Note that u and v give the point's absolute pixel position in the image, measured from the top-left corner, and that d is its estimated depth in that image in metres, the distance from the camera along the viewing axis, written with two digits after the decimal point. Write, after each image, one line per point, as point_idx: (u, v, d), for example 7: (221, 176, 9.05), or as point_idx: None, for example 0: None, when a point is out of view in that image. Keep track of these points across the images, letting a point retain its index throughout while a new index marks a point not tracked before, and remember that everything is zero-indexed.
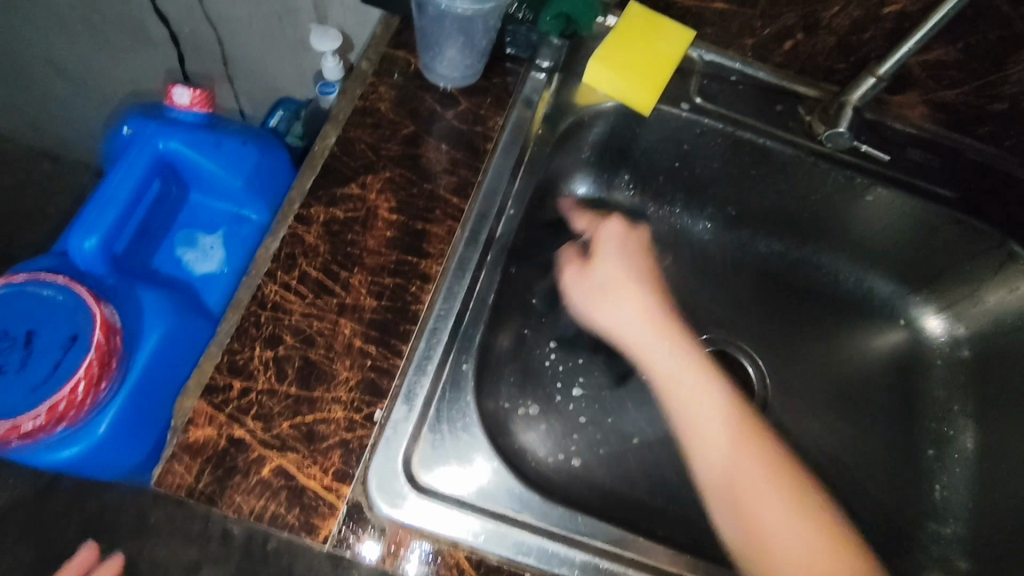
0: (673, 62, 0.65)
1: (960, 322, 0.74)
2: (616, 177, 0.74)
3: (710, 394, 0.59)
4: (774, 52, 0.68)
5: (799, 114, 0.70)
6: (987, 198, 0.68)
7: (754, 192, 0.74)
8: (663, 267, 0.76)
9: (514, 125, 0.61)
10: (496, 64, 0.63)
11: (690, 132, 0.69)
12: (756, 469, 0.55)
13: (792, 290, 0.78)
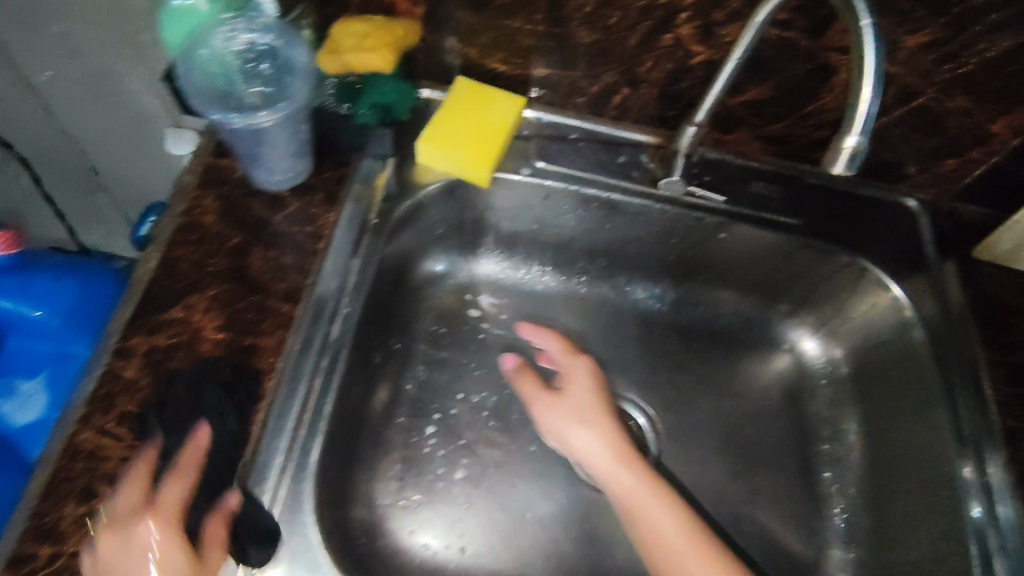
0: (503, 131, 0.65)
1: (833, 342, 0.75)
2: (478, 248, 0.74)
3: (669, 501, 0.59)
4: (607, 107, 0.69)
5: (642, 164, 0.70)
6: (833, 221, 0.71)
7: (617, 244, 0.74)
8: (543, 329, 0.75)
9: (355, 218, 0.61)
10: (326, 158, 0.62)
11: (536, 197, 0.69)
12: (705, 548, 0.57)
13: (677, 331, 0.78)
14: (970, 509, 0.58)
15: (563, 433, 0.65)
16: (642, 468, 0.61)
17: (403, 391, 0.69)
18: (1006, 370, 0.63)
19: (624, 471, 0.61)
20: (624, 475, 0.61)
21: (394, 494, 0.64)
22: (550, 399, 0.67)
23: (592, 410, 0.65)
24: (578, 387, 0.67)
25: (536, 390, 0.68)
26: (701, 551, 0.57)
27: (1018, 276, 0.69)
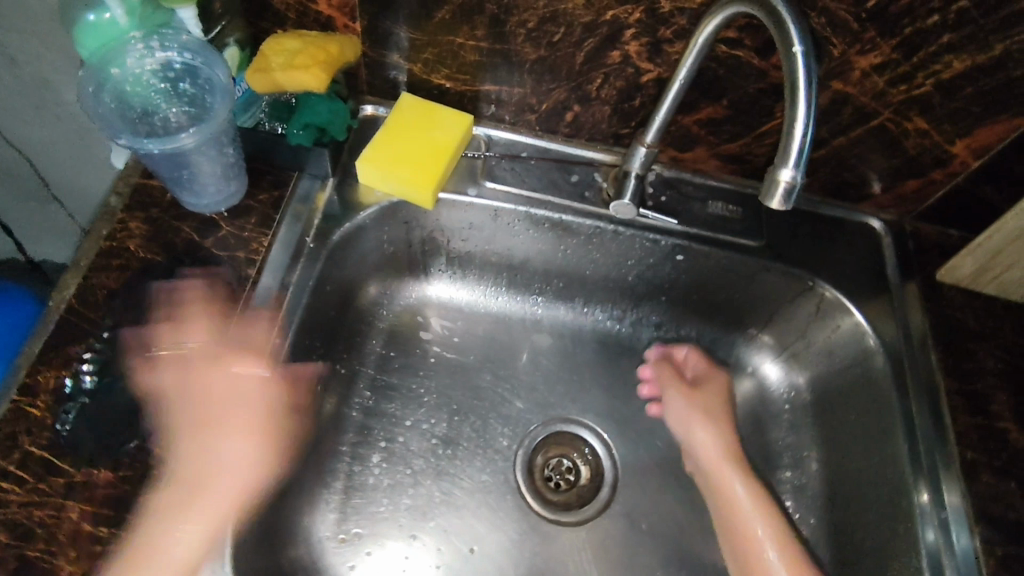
0: (448, 151, 0.62)
1: (797, 369, 0.72)
2: (429, 268, 0.72)
3: (771, 515, 0.62)
4: (558, 124, 0.67)
5: (596, 183, 0.67)
6: (794, 243, 0.68)
7: (574, 265, 0.71)
8: (497, 352, 0.73)
9: (290, 241, 0.58)
10: (261, 180, 0.60)
11: (486, 218, 0.66)
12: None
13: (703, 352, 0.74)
14: (923, 535, 0.56)
15: (693, 445, 0.68)
16: (759, 502, 0.63)
17: (347, 418, 0.66)
18: (964, 398, 0.61)
19: (745, 501, 0.63)
20: (741, 502, 0.63)
21: (334, 528, 0.61)
22: (683, 391, 0.70)
23: (719, 416, 0.68)
24: (713, 405, 0.69)
25: (676, 391, 0.70)
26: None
27: (980, 300, 0.67)
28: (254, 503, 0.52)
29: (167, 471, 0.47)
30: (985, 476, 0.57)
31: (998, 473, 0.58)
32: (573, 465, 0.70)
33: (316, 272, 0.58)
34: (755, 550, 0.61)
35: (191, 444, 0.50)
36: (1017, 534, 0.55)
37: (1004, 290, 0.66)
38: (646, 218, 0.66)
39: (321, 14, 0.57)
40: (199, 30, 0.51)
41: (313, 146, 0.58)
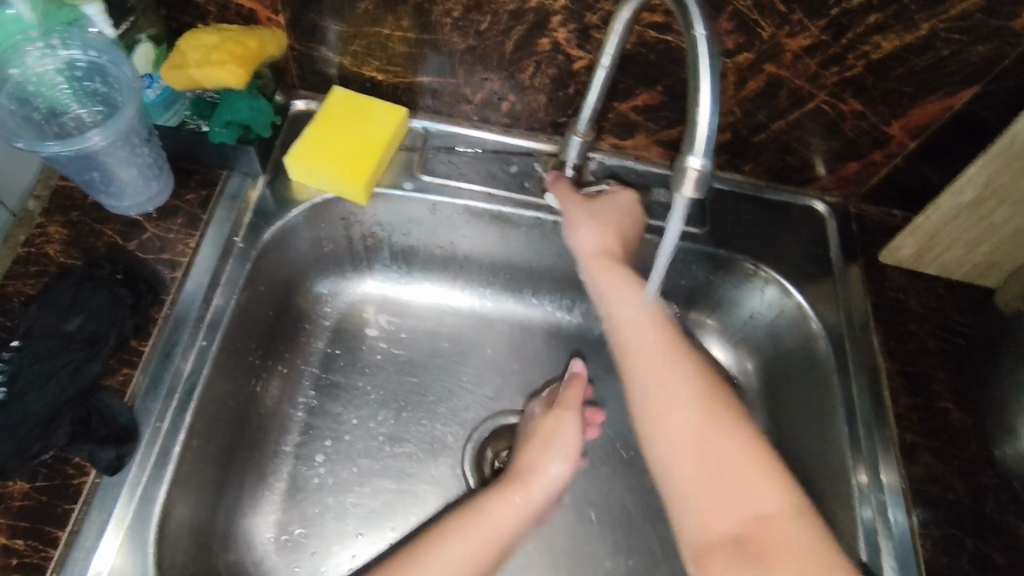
0: (380, 144, 0.61)
1: (744, 354, 0.72)
2: (372, 263, 0.71)
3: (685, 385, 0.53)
4: (496, 114, 0.66)
5: (536, 173, 0.66)
6: (737, 228, 0.68)
7: (519, 256, 0.70)
8: (444, 345, 0.72)
9: (218, 241, 0.57)
10: (188, 179, 0.59)
11: (424, 211, 0.65)
12: (708, 438, 0.50)
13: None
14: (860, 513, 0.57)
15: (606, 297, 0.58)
16: (672, 361, 0.54)
17: (290, 417, 0.65)
18: (905, 380, 0.61)
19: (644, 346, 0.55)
20: (641, 342, 0.55)
21: (277, 528, 0.60)
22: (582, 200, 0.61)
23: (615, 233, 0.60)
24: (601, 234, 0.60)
25: (580, 212, 0.61)
26: (702, 447, 0.50)
27: (923, 281, 0.67)
28: (184, 510, 0.51)
29: (209, 482, 0.55)
30: (923, 457, 0.58)
31: (935, 454, 0.58)
32: None
33: (245, 272, 0.57)
34: (658, 409, 0.52)
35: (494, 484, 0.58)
36: (952, 515, 0.55)
37: (943, 268, 0.66)
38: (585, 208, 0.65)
39: (242, 7, 0.56)
40: (109, 27, 0.50)
41: (237, 143, 0.57)
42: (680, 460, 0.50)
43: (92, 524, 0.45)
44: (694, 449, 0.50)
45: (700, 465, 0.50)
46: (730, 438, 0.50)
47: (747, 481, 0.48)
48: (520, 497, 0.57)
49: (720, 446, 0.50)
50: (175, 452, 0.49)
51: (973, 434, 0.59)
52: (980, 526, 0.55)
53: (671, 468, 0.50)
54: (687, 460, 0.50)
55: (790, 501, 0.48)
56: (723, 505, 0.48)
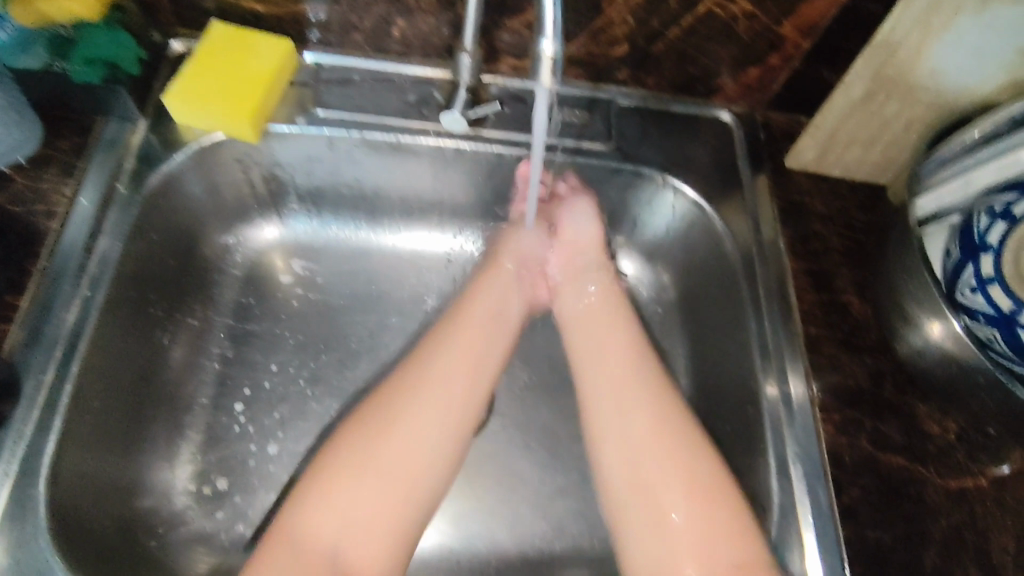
0: (262, 76, 0.58)
1: (663, 270, 0.73)
2: (281, 208, 0.69)
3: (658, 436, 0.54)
4: (388, 41, 0.63)
5: (434, 100, 0.64)
6: (644, 144, 0.68)
7: (429, 190, 0.68)
8: (362, 286, 0.70)
9: (98, 188, 0.54)
10: (60, 127, 0.55)
11: (320, 147, 0.63)
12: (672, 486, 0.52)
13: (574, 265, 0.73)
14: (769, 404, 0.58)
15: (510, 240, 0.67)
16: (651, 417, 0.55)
17: (205, 370, 0.64)
18: (810, 278, 0.63)
19: (619, 380, 0.58)
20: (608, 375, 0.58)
21: (198, 479, 0.60)
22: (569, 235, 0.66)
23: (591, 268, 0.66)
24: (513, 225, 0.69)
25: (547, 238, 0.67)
26: (690, 491, 0.52)
27: (827, 182, 0.68)
28: (85, 464, 0.50)
29: (115, 437, 0.54)
30: (827, 348, 0.59)
31: (838, 345, 0.60)
32: None
33: (132, 218, 0.55)
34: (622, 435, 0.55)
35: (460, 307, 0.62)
36: (853, 398, 0.57)
37: (848, 170, 0.67)
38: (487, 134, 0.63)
39: None
40: None
41: (103, 82, 0.54)
42: (624, 434, 0.55)
43: None
44: (595, 310, 0.63)
45: (597, 332, 0.62)
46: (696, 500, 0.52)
47: (717, 510, 0.51)
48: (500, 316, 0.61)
49: (682, 455, 0.53)
50: (63, 404, 0.48)
51: (875, 323, 0.60)
52: (879, 408, 0.57)
53: (640, 484, 0.53)
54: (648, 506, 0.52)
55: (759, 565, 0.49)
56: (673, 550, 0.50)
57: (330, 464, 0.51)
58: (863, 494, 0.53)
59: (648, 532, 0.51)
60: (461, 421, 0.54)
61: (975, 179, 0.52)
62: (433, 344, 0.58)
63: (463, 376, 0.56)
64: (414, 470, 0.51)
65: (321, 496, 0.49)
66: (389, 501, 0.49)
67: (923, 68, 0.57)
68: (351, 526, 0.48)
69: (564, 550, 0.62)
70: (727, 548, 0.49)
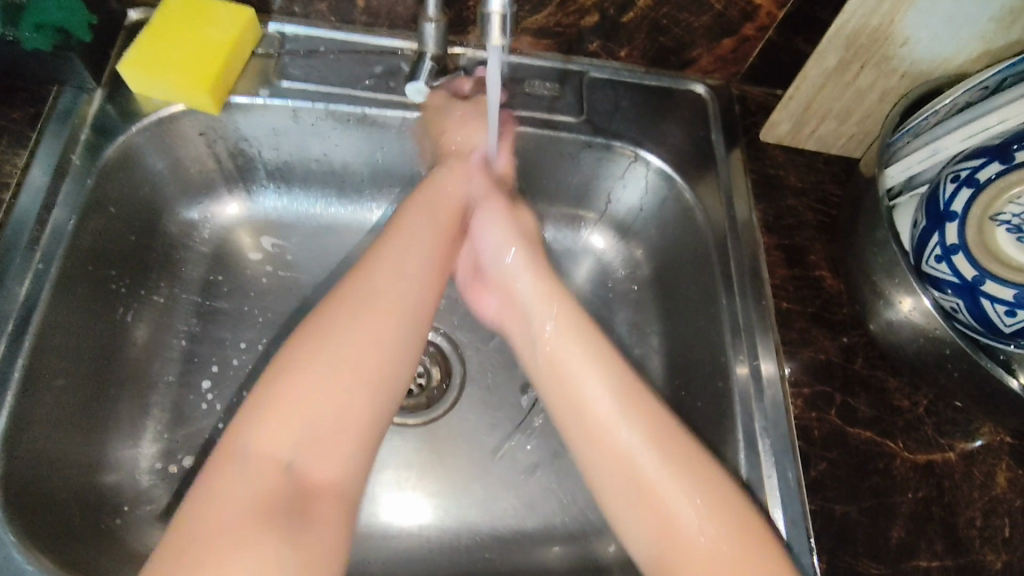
0: (220, 45, 0.57)
1: (636, 246, 0.72)
2: (248, 184, 0.68)
3: (637, 415, 0.49)
4: (353, 11, 0.62)
5: (401, 72, 0.63)
6: (617, 117, 0.67)
7: (399, 165, 0.67)
8: (333, 263, 0.69)
9: (51, 158, 0.53)
10: (14, 97, 0.54)
11: (286, 119, 0.62)
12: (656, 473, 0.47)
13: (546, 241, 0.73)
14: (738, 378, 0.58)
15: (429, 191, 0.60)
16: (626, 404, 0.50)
17: (170, 347, 0.62)
18: (782, 252, 0.62)
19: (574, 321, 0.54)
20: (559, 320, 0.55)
21: (163, 456, 0.59)
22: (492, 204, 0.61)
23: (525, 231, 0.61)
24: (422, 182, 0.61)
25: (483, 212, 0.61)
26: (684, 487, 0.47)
27: (803, 157, 0.67)
28: (41, 438, 0.50)
29: (75, 410, 0.54)
30: (797, 323, 0.59)
31: (809, 319, 0.59)
32: (423, 369, 0.67)
33: (87, 190, 0.54)
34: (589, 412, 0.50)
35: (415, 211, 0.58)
36: (823, 373, 0.57)
37: (823, 143, 0.66)
38: (455, 106, 0.62)
39: None
40: None
41: (54, 50, 0.53)
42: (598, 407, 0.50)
43: None
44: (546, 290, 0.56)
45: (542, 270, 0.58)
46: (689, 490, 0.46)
47: (718, 507, 0.46)
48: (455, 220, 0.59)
49: (669, 453, 0.48)
50: (15, 376, 0.47)
51: (847, 298, 0.60)
52: (849, 382, 0.56)
53: (631, 474, 0.48)
54: (642, 495, 0.47)
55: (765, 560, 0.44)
56: (669, 544, 0.46)
57: (291, 365, 0.47)
58: (831, 468, 0.53)
59: (642, 526, 0.47)
60: (421, 319, 0.52)
61: (943, 147, 0.52)
62: (389, 243, 0.55)
63: (420, 277, 0.53)
64: (379, 370, 0.48)
65: (286, 396, 0.46)
66: (357, 402, 0.47)
67: (895, 36, 0.56)
68: (319, 425, 0.45)
69: (533, 526, 0.62)
70: (732, 541, 0.45)
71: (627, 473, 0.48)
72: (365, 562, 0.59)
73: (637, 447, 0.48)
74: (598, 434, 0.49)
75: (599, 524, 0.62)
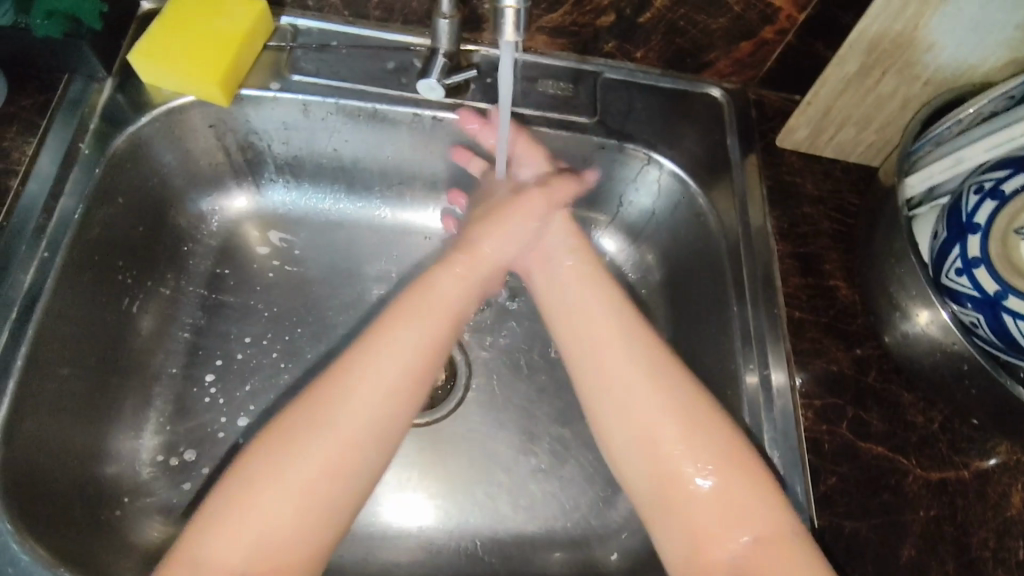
0: (232, 37, 0.57)
1: (647, 250, 0.71)
2: (257, 177, 0.67)
3: (647, 368, 0.54)
4: (366, 5, 0.61)
5: (414, 67, 0.62)
6: (631, 119, 0.66)
7: (409, 161, 0.66)
8: (340, 259, 0.68)
9: (60, 148, 0.53)
10: (25, 85, 0.54)
11: (296, 113, 0.61)
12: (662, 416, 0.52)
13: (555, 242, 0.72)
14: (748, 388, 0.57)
15: (486, 220, 0.63)
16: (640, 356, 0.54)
17: (175, 339, 0.62)
18: (797, 260, 0.61)
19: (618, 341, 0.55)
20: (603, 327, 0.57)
21: (164, 449, 0.58)
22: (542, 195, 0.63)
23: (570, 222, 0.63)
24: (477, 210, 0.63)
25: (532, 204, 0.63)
26: (685, 427, 0.51)
27: (820, 163, 0.66)
28: (42, 427, 0.49)
29: (79, 399, 0.53)
30: (810, 333, 0.57)
31: (822, 329, 0.58)
32: None
33: (95, 179, 0.53)
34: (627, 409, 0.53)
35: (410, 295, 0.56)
36: (836, 385, 0.55)
37: (841, 150, 0.65)
38: (467, 103, 0.62)
39: None
40: None
41: (66, 37, 0.53)
42: (631, 406, 0.53)
43: None
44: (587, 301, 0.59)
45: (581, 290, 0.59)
46: (697, 430, 0.50)
47: (717, 456, 0.49)
48: (446, 310, 0.56)
49: (673, 396, 0.52)
50: (17, 364, 0.47)
51: (862, 308, 0.58)
52: (862, 395, 0.55)
53: (643, 424, 0.52)
54: (653, 441, 0.51)
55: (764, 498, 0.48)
56: (678, 486, 0.49)
57: (247, 481, 0.45)
58: (841, 483, 0.52)
59: (647, 491, 0.50)
60: (387, 440, 0.49)
61: (967, 157, 0.50)
62: (369, 349, 0.51)
63: (396, 388, 0.50)
64: (336, 493, 0.46)
65: (237, 514, 0.44)
66: (305, 527, 0.45)
67: (919, 42, 0.54)
68: (266, 548, 0.44)
69: (535, 531, 0.61)
70: (724, 483, 0.48)
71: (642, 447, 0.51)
72: (364, 562, 0.58)
73: (648, 410, 0.52)
74: (623, 408, 0.53)
75: (600, 531, 0.61)
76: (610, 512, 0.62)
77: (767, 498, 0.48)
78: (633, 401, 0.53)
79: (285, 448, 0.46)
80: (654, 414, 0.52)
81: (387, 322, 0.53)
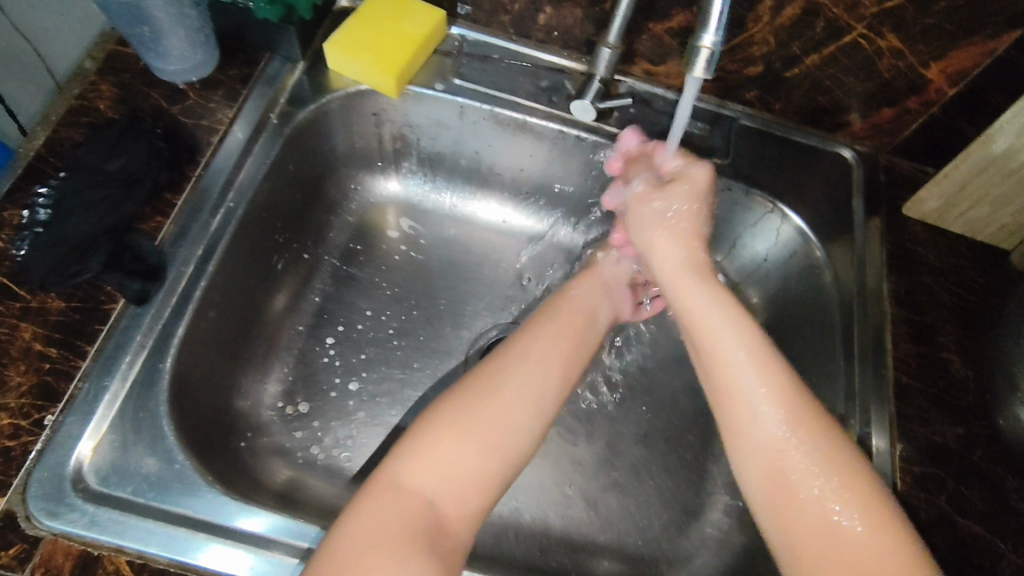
0: (414, 38, 0.63)
1: (752, 294, 0.73)
2: (396, 168, 0.73)
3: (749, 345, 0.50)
4: (531, 28, 0.67)
5: (565, 89, 0.67)
6: (760, 166, 0.68)
7: (541, 174, 0.71)
8: (460, 253, 0.73)
9: (253, 115, 0.60)
10: (234, 57, 0.62)
11: (452, 115, 0.67)
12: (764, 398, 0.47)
13: None
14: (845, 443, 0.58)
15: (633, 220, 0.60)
16: (745, 337, 0.51)
17: (307, 301, 0.68)
18: (910, 327, 0.61)
19: (718, 320, 0.52)
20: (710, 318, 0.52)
21: (282, 399, 0.63)
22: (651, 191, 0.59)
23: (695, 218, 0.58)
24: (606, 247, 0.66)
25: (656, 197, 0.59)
26: (792, 419, 0.46)
27: (944, 237, 0.66)
28: (199, 354, 0.55)
29: (228, 337, 0.59)
30: (917, 401, 0.57)
31: (931, 400, 0.57)
32: None
33: (278, 146, 0.60)
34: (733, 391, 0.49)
35: (558, 304, 0.58)
36: (937, 457, 0.55)
37: (970, 228, 0.65)
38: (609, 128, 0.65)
39: None
40: None
41: (279, 22, 0.60)
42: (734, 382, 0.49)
43: (114, 347, 0.50)
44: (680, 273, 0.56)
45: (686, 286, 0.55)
46: (802, 427, 0.46)
47: (838, 467, 0.45)
48: (581, 310, 0.58)
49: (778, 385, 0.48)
50: (196, 295, 0.53)
51: (974, 385, 0.58)
52: (966, 470, 0.54)
53: (746, 404, 0.48)
54: (752, 422, 0.47)
55: (882, 515, 0.43)
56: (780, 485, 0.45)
57: (421, 434, 0.47)
58: (937, 553, 0.51)
59: (762, 481, 0.46)
60: (547, 416, 0.50)
61: None
62: (525, 335, 0.54)
63: (557, 364, 0.53)
64: (511, 446, 0.48)
65: (416, 450, 0.46)
66: (485, 472, 0.46)
67: None
68: (449, 480, 0.45)
69: (607, 542, 0.62)
70: (844, 487, 0.44)
71: (760, 448, 0.46)
72: None
73: (768, 411, 0.47)
74: (725, 395, 0.49)
75: (672, 555, 0.62)
76: (683, 539, 0.63)
77: (884, 504, 0.44)
78: (745, 375, 0.49)
79: (445, 410, 0.48)
80: (771, 411, 0.47)
81: (544, 317, 0.56)
